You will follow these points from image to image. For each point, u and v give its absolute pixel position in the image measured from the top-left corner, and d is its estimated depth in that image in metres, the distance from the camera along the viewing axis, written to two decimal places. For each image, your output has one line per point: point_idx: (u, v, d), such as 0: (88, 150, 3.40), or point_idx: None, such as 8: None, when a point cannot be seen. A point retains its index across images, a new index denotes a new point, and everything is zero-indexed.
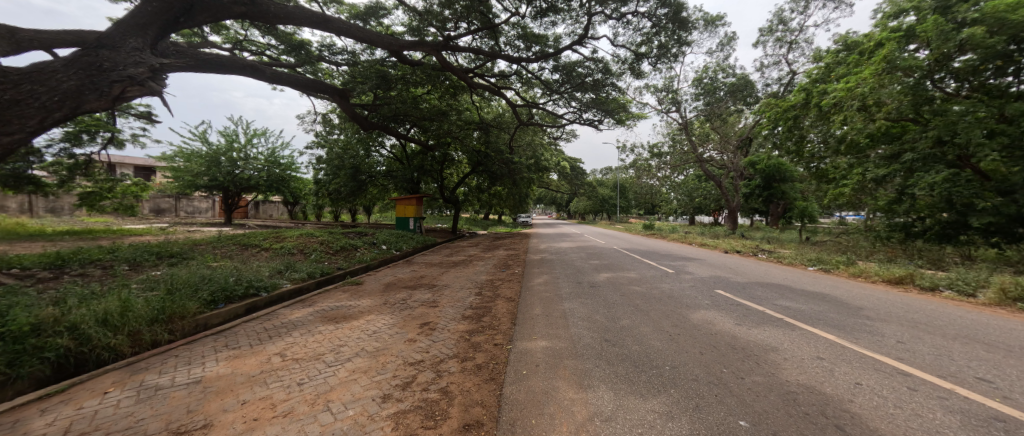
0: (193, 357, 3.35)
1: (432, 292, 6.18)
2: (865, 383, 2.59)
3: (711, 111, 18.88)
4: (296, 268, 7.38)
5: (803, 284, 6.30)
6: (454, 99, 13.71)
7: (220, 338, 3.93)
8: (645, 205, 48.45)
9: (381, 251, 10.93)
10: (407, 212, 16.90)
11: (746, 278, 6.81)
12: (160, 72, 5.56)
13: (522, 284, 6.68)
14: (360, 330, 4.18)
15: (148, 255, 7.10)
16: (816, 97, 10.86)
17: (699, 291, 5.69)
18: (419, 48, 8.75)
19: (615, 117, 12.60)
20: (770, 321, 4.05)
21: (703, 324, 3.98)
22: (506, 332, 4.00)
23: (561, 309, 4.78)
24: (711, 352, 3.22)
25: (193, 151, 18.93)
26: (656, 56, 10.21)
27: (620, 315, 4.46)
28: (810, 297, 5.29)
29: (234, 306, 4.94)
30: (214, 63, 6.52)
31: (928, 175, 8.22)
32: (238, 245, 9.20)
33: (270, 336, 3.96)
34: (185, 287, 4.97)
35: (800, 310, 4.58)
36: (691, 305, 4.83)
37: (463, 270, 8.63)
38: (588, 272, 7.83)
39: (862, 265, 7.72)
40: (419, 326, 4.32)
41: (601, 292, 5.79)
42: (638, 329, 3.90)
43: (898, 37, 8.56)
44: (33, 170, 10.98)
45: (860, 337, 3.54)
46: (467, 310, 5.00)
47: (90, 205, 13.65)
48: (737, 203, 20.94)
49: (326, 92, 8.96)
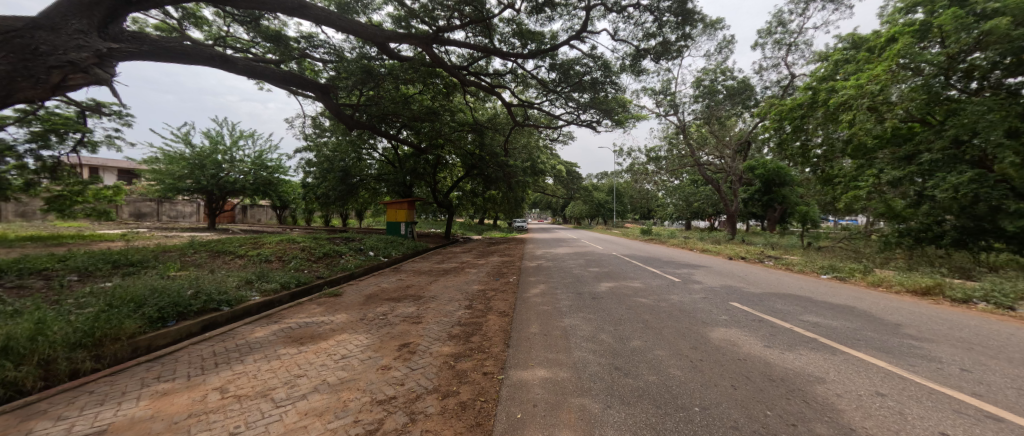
0: (111, 395, 2.71)
1: (417, 305, 5.56)
2: (953, 433, 2.03)
3: (710, 114, 18.55)
4: (269, 278, 6.72)
5: (823, 294, 5.79)
6: (447, 99, 13.19)
7: (157, 364, 3.30)
8: (641, 210, 48.03)
9: (368, 258, 10.27)
10: (398, 216, 16.22)
11: (760, 288, 6.27)
12: (108, 58, 4.95)
13: (517, 295, 6.08)
14: (326, 353, 3.56)
15: (103, 264, 6.42)
16: (823, 97, 10.44)
17: (713, 305, 5.12)
18: (407, 41, 8.22)
19: (614, 118, 12.19)
20: (803, 342, 3.51)
21: (727, 346, 3.44)
22: (498, 357, 3.41)
23: (561, 327, 4.18)
24: (745, 386, 2.65)
25: (175, 152, 18.17)
26: (658, 52, 9.77)
27: (629, 333, 3.89)
28: (837, 311, 4.76)
29: (186, 324, 4.30)
30: (176, 52, 5.82)
31: (949, 176, 7.74)
32: (211, 252, 8.52)
33: (217, 363, 3.32)
34: (131, 302, 4.33)
35: (832, 327, 4.03)
36: (708, 321, 4.27)
37: (453, 279, 8.03)
38: (588, 281, 7.26)
39: (881, 273, 7.23)
40: (396, 349, 3.71)
41: (604, 305, 5.23)
42: (652, 351, 3.36)
43: (912, 32, 8.21)
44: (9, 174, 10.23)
45: (916, 364, 3.00)
46: (454, 328, 4.39)
47: (60, 211, 12.72)
48: (736, 208, 20.55)
49: (307, 87, 8.31)
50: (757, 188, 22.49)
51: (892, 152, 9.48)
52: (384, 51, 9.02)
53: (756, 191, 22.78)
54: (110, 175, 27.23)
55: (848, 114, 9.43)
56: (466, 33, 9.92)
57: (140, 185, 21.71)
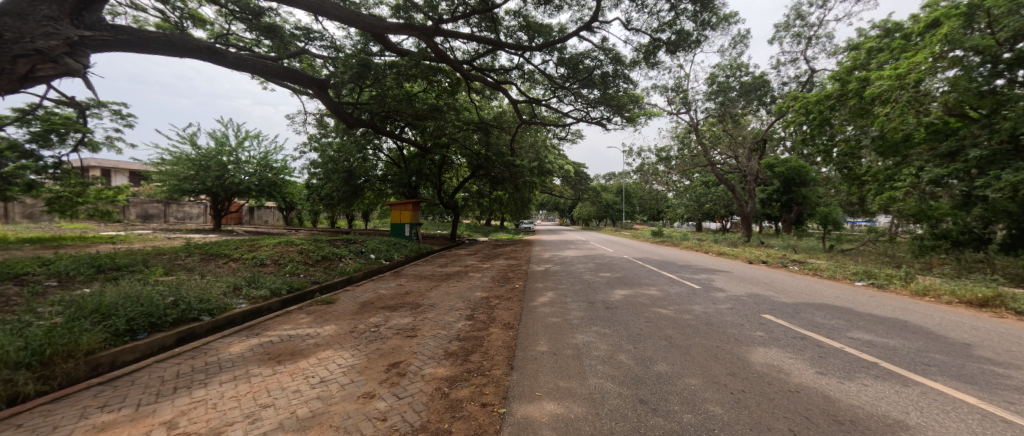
0: (39, 431, 2.28)
1: (414, 315, 5.09)
2: None
3: (724, 112, 17.85)
4: (260, 283, 6.32)
5: (867, 305, 5.18)
6: (453, 96, 12.77)
7: (109, 388, 2.88)
8: (650, 211, 46.88)
9: (368, 261, 9.88)
10: (402, 217, 15.83)
11: (792, 297, 5.65)
12: (80, 47, 4.63)
13: (523, 305, 5.57)
14: (302, 375, 3.10)
15: (87, 268, 6.09)
16: (853, 89, 9.72)
17: (743, 317, 4.55)
18: (407, 32, 7.76)
19: (625, 114, 11.68)
20: (864, 368, 2.94)
21: (771, 373, 2.89)
22: (500, 383, 2.92)
23: (572, 345, 3.68)
24: (808, 431, 2.11)
25: (181, 153, 18.09)
26: (675, 43, 9.16)
27: (653, 353, 3.36)
28: (890, 326, 4.16)
29: (158, 337, 3.91)
30: (161, 42, 5.44)
31: (1004, 174, 7.00)
32: (205, 255, 8.19)
33: (176, 388, 2.88)
34: (99, 313, 3.95)
35: (892, 348, 3.44)
36: (742, 339, 3.71)
37: (456, 284, 7.56)
38: (600, 287, 6.72)
39: (924, 281, 6.58)
40: (384, 370, 3.24)
41: (620, 317, 4.70)
42: (682, 378, 2.84)
43: (961, 15, 7.49)
44: (30, 175, 10.28)
45: (1016, 401, 2.43)
46: (452, 343, 3.91)
47: (62, 212, 12.23)
48: (752, 209, 19.68)
49: (301, 80, 7.83)
50: (775, 188, 21.64)
51: (931, 148, 8.78)
52: (382, 43, 8.57)
53: (774, 191, 21.86)
54: (121, 175, 27.49)
55: (884, 106, 8.74)
56: (471, 27, 9.50)
57: (147, 186, 21.78)
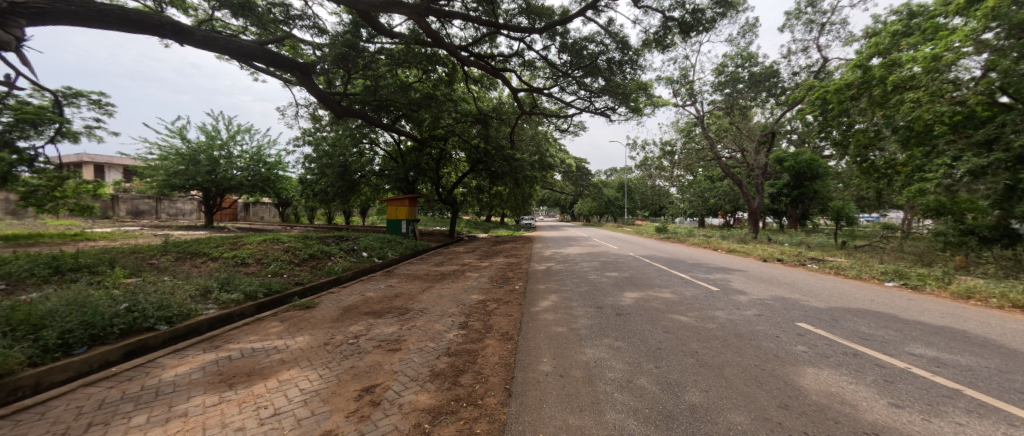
0: None
1: (400, 322, 4.53)
2: None
3: (732, 103, 17.16)
4: (234, 286, 5.72)
5: (911, 311, 4.60)
6: (449, 86, 12.12)
7: (6, 426, 2.31)
8: (652, 208, 46.12)
9: (359, 260, 9.34)
10: (400, 214, 15.21)
11: (823, 301, 5.06)
12: (9, 16, 4.36)
13: (523, 311, 4.98)
14: (253, 406, 2.54)
15: (44, 269, 5.52)
16: (878, 75, 9.08)
17: (776, 326, 3.96)
18: (396, 10, 7.08)
19: (631, 104, 11.07)
20: (952, 400, 2.34)
21: (834, 406, 2.30)
22: (495, 419, 2.33)
23: (582, 363, 3.11)
24: None
25: (170, 147, 17.48)
26: (688, 24, 8.51)
27: (680, 377, 2.77)
28: (951, 338, 3.57)
29: (99, 353, 3.34)
30: (112, 16, 5.03)
31: None
32: (182, 254, 7.62)
33: (89, 427, 2.29)
34: (26, 326, 3.35)
35: (968, 368, 2.85)
36: (786, 356, 3.11)
37: (450, 285, 6.99)
38: (608, 290, 6.13)
39: (963, 281, 6.01)
40: (355, 398, 2.66)
41: (633, 326, 4.10)
42: (723, 413, 2.26)
43: None
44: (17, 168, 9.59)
45: None
46: (440, 360, 3.33)
47: (40, 206, 11.48)
48: (759, 204, 19.00)
49: (283, 64, 7.23)
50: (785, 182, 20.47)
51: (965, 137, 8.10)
52: (370, 23, 7.88)
53: (783, 185, 21.10)
54: (114, 170, 27.07)
55: (912, 92, 8.17)
56: (468, 9, 8.86)
57: (137, 182, 21.21)
